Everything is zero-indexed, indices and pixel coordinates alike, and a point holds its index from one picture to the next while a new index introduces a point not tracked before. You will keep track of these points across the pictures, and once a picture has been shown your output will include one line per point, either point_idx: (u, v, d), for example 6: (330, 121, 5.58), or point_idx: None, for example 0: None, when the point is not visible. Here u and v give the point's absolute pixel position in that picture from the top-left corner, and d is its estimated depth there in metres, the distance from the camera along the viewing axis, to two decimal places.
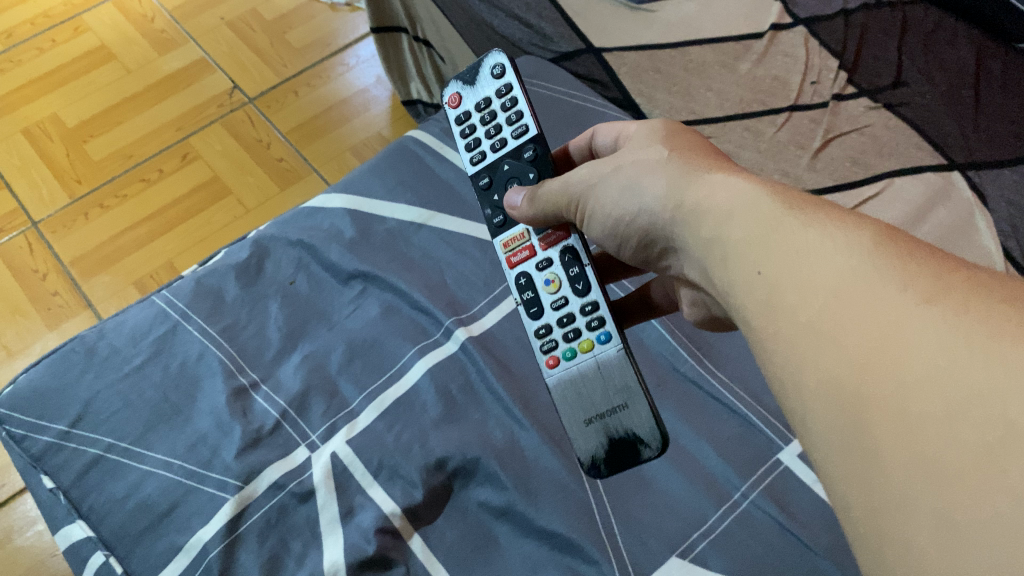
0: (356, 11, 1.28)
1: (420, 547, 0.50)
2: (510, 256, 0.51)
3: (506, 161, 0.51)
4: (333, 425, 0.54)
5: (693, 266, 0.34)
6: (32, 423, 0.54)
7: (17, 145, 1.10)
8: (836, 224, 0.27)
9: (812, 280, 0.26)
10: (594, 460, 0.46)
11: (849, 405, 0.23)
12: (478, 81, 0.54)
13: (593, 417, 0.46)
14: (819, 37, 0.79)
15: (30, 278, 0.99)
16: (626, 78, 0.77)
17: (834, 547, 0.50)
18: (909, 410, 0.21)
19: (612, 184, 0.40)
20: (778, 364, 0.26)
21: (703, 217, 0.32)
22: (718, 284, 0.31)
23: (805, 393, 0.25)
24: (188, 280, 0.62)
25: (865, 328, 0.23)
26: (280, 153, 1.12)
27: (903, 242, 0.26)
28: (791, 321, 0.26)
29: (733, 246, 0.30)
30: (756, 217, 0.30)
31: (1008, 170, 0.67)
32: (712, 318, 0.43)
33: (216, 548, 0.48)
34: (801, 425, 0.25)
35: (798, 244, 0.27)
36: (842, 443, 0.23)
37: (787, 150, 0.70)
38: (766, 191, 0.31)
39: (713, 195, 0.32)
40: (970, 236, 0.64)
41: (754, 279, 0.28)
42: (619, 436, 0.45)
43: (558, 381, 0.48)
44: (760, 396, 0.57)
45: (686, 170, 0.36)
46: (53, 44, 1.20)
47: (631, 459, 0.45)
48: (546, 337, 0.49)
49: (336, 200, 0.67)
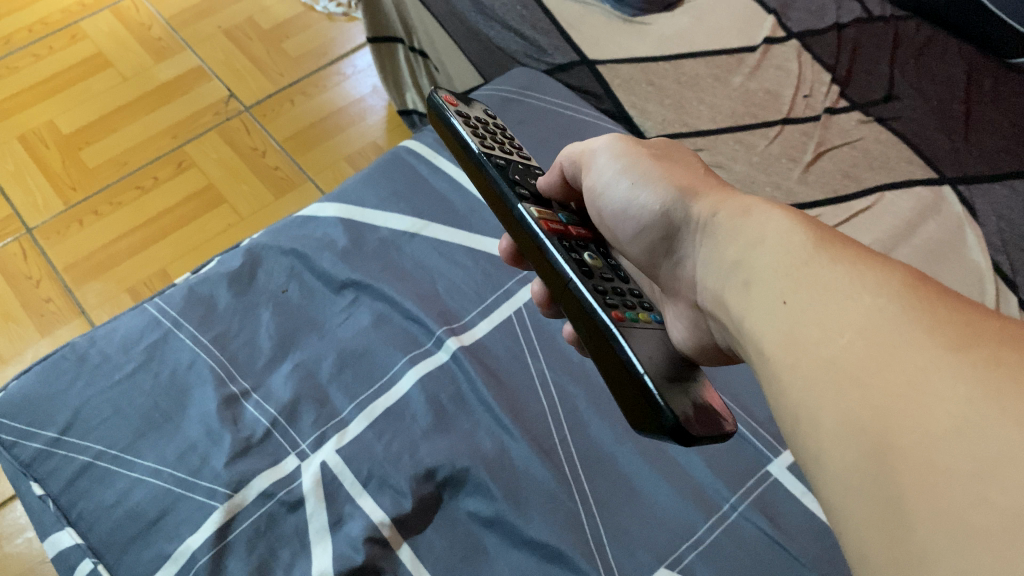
0: (353, 21, 1.30)
1: (409, 557, 0.50)
2: (548, 221, 0.46)
3: (519, 159, 0.53)
4: (323, 434, 0.54)
5: (709, 290, 0.36)
6: (21, 430, 0.54)
7: (13, 152, 1.10)
8: (866, 269, 0.29)
9: (838, 319, 0.28)
10: (686, 418, 0.37)
11: (870, 448, 0.24)
12: (470, 106, 0.58)
13: (670, 378, 0.39)
14: (811, 51, 0.80)
15: (22, 284, 0.99)
16: (620, 90, 0.76)
17: (821, 558, 0.50)
18: (934, 456, 0.22)
19: (644, 168, 0.43)
20: (794, 402, 0.27)
21: (730, 238, 0.35)
22: (734, 310, 0.33)
23: (823, 433, 0.26)
24: (180, 288, 0.62)
25: (889, 371, 0.25)
26: (275, 161, 1.12)
27: (929, 293, 0.27)
28: (812, 357, 0.27)
29: (759, 272, 0.32)
30: (785, 251, 0.31)
31: (997, 185, 0.68)
32: (715, 347, 0.42)
33: (205, 556, 0.48)
34: (815, 465, 0.26)
35: (825, 280, 0.29)
36: (861, 485, 0.24)
37: (779, 162, 0.70)
38: (800, 225, 0.33)
39: (748, 218, 0.35)
40: (961, 250, 0.64)
41: (777, 307, 0.30)
42: (700, 403, 0.39)
43: (627, 335, 0.40)
44: (750, 408, 0.57)
45: (716, 187, 0.40)
46: (50, 51, 1.21)
47: (716, 431, 0.38)
48: (607, 294, 0.42)
49: (330, 209, 0.68)
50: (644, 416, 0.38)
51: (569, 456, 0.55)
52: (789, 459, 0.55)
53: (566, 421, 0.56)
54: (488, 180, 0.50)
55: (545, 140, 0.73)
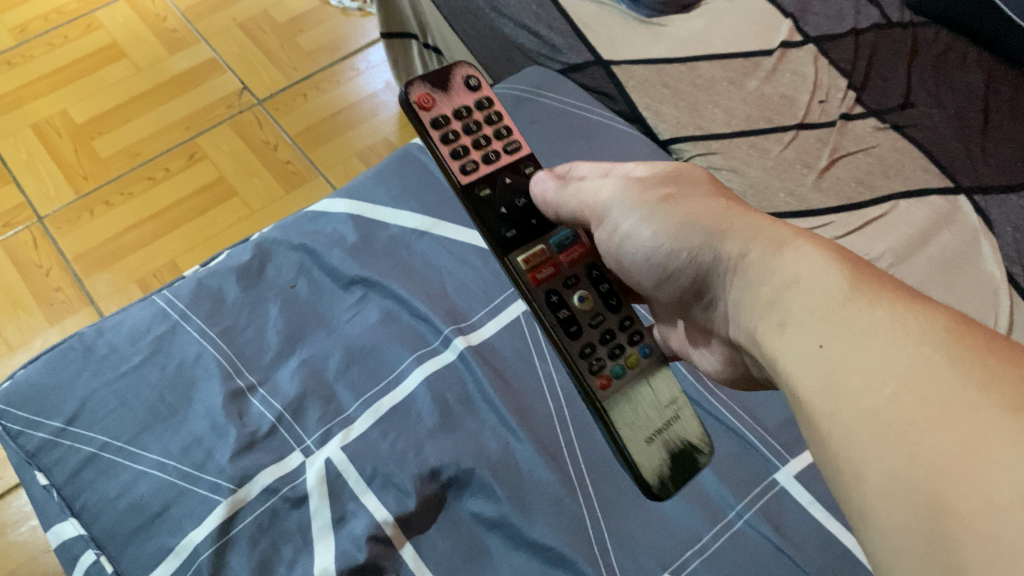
0: (367, 15, 1.30)
1: (412, 556, 0.49)
2: (534, 273, 0.46)
3: (505, 174, 0.48)
4: (328, 431, 0.54)
5: (739, 328, 0.34)
6: (28, 419, 0.54)
7: (26, 140, 1.11)
8: (908, 309, 0.28)
9: (882, 367, 0.27)
10: (662, 479, 0.43)
11: (924, 510, 0.24)
12: (452, 86, 0.49)
13: (651, 434, 0.44)
14: (829, 56, 0.79)
15: (32, 272, 0.99)
16: (634, 92, 0.76)
17: (826, 568, 0.50)
18: (996, 527, 0.22)
19: (662, 214, 0.38)
20: (835, 450, 0.27)
21: (765, 278, 0.33)
22: (767, 349, 0.32)
23: (869, 488, 0.26)
24: (189, 281, 0.62)
25: (943, 430, 0.24)
26: (287, 155, 1.12)
27: (974, 339, 0.27)
28: (855, 407, 0.27)
29: (796, 314, 0.31)
30: (822, 289, 0.30)
31: (1013, 196, 0.67)
32: (750, 378, 0.43)
33: (207, 551, 0.48)
34: (858, 515, 0.26)
35: (867, 323, 0.28)
36: (915, 548, 0.24)
37: (793, 168, 0.70)
38: (836, 263, 0.31)
39: (780, 257, 0.33)
40: (975, 260, 0.63)
41: (814, 353, 0.29)
42: (679, 447, 0.44)
43: (614, 402, 0.44)
44: (759, 415, 0.56)
45: (735, 220, 0.36)
46: (65, 40, 1.21)
47: (689, 468, 0.44)
48: (591, 357, 0.45)
49: (340, 205, 0.68)
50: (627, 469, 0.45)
51: (575, 459, 0.54)
52: (797, 468, 0.54)
53: (572, 424, 0.56)
54: (483, 226, 0.47)
55: (557, 140, 0.72)
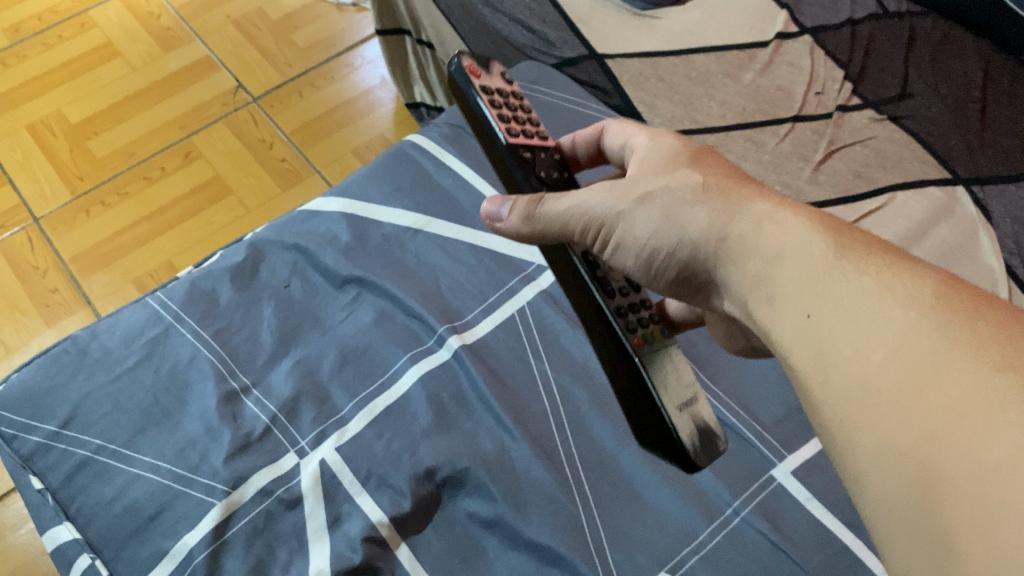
0: (362, 11, 1.29)
1: (408, 557, 0.49)
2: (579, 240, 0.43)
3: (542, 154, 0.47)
4: (322, 432, 0.54)
5: (732, 302, 0.34)
6: (21, 423, 0.54)
7: (21, 141, 1.10)
8: (894, 275, 0.28)
9: (870, 335, 0.27)
10: (695, 449, 0.40)
11: (915, 476, 0.24)
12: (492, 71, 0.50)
13: (679, 404, 0.41)
14: (825, 47, 0.78)
15: (29, 274, 0.99)
16: (628, 86, 0.75)
17: (823, 565, 0.50)
18: (986, 490, 0.22)
19: (644, 213, 0.36)
20: (830, 420, 0.27)
21: (752, 253, 0.32)
22: (758, 322, 0.31)
23: (862, 456, 0.26)
24: (182, 282, 0.62)
25: (933, 396, 0.24)
26: (283, 153, 1.12)
27: (963, 303, 0.27)
28: (845, 376, 0.27)
29: (783, 287, 0.30)
30: (807, 259, 0.30)
31: (1012, 187, 0.67)
32: (751, 347, 0.44)
33: (202, 554, 0.48)
34: (853, 482, 0.26)
35: (853, 292, 0.28)
36: (907, 510, 0.24)
37: (789, 161, 0.69)
38: (818, 232, 0.30)
39: (764, 229, 0.32)
40: (973, 253, 0.63)
41: (802, 323, 0.29)
42: (704, 427, 0.41)
43: (654, 364, 0.42)
44: (755, 411, 0.56)
45: (717, 199, 0.34)
46: (58, 40, 1.20)
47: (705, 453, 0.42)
48: (627, 317, 0.43)
49: (334, 203, 0.67)
50: (659, 438, 0.42)
51: (570, 458, 0.54)
52: (795, 464, 0.54)
53: (567, 422, 0.56)
54: None
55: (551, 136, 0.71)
